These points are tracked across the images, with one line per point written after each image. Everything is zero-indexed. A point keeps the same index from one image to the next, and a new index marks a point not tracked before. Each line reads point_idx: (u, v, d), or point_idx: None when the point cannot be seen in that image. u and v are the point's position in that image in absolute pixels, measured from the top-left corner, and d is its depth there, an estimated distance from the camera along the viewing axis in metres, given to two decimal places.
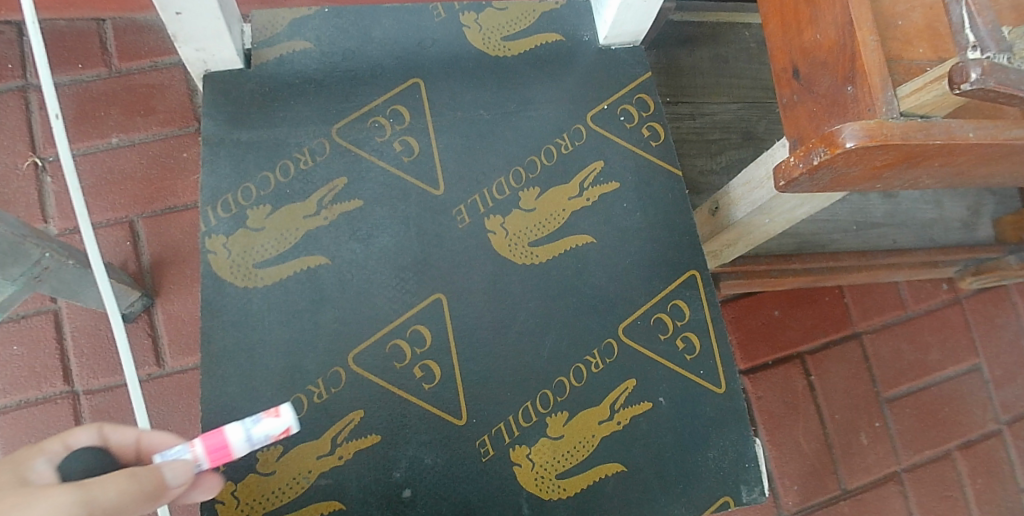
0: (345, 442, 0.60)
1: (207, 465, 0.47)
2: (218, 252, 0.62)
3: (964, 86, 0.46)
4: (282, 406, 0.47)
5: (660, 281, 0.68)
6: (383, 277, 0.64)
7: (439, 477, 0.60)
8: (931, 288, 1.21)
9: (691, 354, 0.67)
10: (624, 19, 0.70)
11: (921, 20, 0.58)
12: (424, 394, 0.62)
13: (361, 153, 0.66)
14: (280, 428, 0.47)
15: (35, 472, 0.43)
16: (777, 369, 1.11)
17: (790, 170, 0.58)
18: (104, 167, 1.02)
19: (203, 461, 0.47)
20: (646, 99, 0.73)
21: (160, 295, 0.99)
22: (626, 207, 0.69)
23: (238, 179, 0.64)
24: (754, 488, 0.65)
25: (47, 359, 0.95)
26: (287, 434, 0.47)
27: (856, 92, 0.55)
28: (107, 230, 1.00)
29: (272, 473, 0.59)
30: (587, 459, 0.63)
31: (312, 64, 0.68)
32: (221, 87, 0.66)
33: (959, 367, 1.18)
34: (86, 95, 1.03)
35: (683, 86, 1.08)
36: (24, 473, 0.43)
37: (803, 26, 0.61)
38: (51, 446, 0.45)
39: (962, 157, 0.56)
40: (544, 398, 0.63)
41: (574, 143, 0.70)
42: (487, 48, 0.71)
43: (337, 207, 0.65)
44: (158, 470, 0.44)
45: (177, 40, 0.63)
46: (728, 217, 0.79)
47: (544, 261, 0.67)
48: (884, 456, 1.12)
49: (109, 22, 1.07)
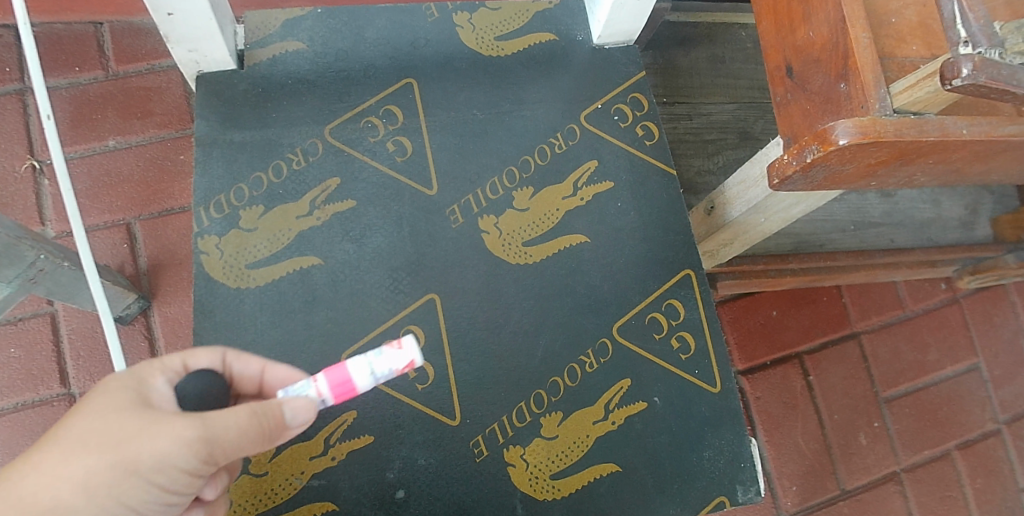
0: (338, 443, 0.60)
1: (332, 401, 0.47)
2: (210, 252, 0.62)
3: (956, 81, 0.46)
4: (404, 339, 0.45)
5: (654, 281, 0.68)
6: (377, 277, 0.64)
7: (433, 478, 0.60)
8: (929, 287, 1.20)
9: (686, 354, 0.66)
10: (617, 19, 0.70)
11: (914, 17, 0.58)
12: (417, 394, 0.62)
13: (354, 153, 0.66)
14: (401, 361, 0.45)
15: (158, 390, 0.46)
16: (775, 369, 1.11)
17: (784, 168, 0.58)
18: (101, 169, 1.02)
19: (328, 397, 0.47)
20: (640, 98, 0.73)
21: (157, 297, 0.99)
22: (620, 206, 0.69)
23: (231, 180, 0.64)
24: (750, 488, 0.65)
25: (44, 362, 0.95)
26: (411, 368, 0.46)
27: (849, 89, 0.55)
28: (104, 232, 1.00)
29: (265, 474, 0.59)
30: (582, 459, 0.63)
31: (305, 65, 0.68)
32: (214, 88, 0.66)
33: (958, 367, 1.18)
34: (84, 98, 1.03)
35: (679, 86, 1.07)
36: (147, 390, 0.46)
37: (796, 24, 0.61)
38: (171, 363, 0.48)
39: (956, 154, 0.56)
40: (538, 398, 0.63)
41: (568, 143, 0.70)
42: (481, 48, 0.71)
43: (330, 207, 0.65)
44: (279, 406, 0.46)
45: (169, 41, 0.63)
46: (723, 217, 0.79)
47: (538, 261, 0.66)
48: (884, 456, 1.11)
49: (106, 25, 1.07)
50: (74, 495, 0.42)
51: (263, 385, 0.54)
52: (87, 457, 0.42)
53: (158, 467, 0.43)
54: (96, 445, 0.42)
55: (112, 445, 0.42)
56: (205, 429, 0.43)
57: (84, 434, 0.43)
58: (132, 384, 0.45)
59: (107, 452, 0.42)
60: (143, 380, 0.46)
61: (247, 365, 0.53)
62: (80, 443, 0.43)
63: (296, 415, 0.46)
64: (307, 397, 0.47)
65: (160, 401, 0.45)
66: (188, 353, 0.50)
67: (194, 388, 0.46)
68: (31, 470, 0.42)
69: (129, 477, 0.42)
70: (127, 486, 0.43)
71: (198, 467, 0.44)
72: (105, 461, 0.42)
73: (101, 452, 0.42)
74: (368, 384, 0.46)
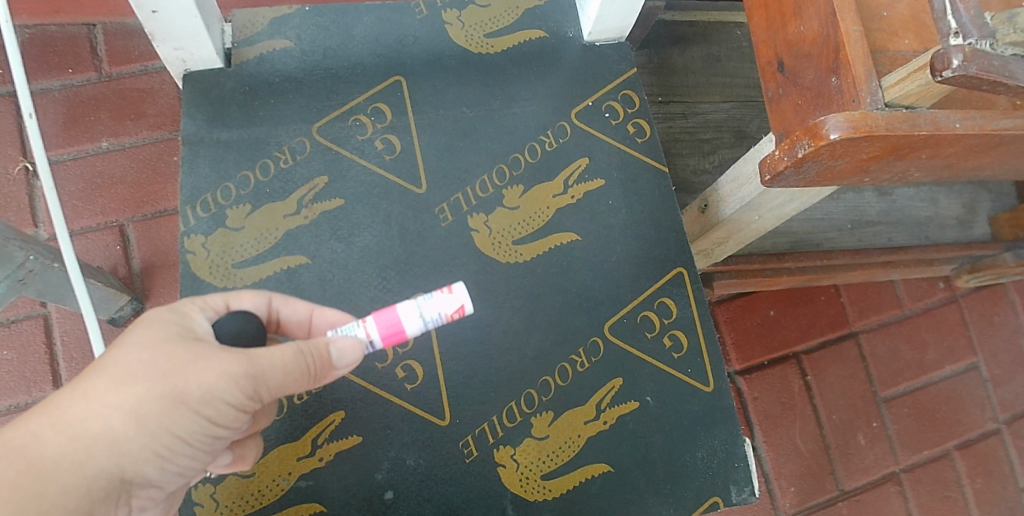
0: (326, 443, 0.59)
1: (381, 343, 0.50)
2: (197, 252, 0.62)
3: (946, 73, 0.45)
4: (454, 285, 0.50)
5: (646, 279, 0.67)
6: (365, 276, 0.63)
7: (422, 479, 0.59)
8: (928, 286, 1.20)
9: (679, 352, 0.66)
10: (607, 15, 0.70)
11: (907, 10, 0.58)
12: (406, 394, 0.61)
13: (342, 151, 0.66)
14: (453, 307, 0.50)
15: (201, 326, 0.48)
16: (773, 369, 1.10)
17: (775, 163, 0.57)
18: (93, 171, 1.01)
19: (378, 338, 0.50)
20: (631, 95, 0.72)
21: (150, 299, 0.98)
22: (611, 204, 0.68)
23: (217, 179, 0.63)
24: (744, 488, 0.64)
25: (36, 364, 0.94)
26: (459, 313, 0.50)
27: (840, 83, 0.54)
28: (96, 234, 0.99)
29: (252, 475, 0.58)
30: (573, 459, 0.62)
31: (293, 63, 0.68)
32: (201, 87, 0.66)
33: (957, 366, 1.17)
34: (76, 100, 1.03)
35: (674, 85, 1.07)
36: (190, 325, 0.47)
37: (787, 19, 0.60)
38: (212, 302, 0.50)
39: (950, 149, 0.55)
40: (528, 398, 0.62)
41: (558, 140, 0.69)
42: (470, 46, 0.71)
43: (318, 206, 0.64)
44: (325, 346, 0.48)
45: (154, 40, 0.62)
46: (717, 215, 0.78)
47: (528, 260, 0.66)
48: (883, 457, 1.10)
49: (99, 26, 1.06)
50: (124, 423, 0.43)
51: (311, 329, 0.57)
52: (138, 386, 0.43)
53: (206, 399, 0.44)
54: (146, 376, 0.43)
55: (161, 375, 0.43)
56: (251, 365, 0.45)
57: (132, 365, 0.44)
58: (174, 319, 0.47)
59: (157, 381, 0.43)
60: (186, 316, 0.47)
61: (294, 310, 0.56)
62: (129, 373, 0.44)
63: (342, 355, 0.48)
64: (357, 336, 0.50)
65: (203, 337, 0.47)
66: (230, 295, 0.52)
67: (234, 326, 0.48)
68: (80, 398, 0.43)
69: (178, 407, 0.44)
70: (176, 416, 0.44)
71: (244, 402, 0.46)
72: (155, 391, 0.43)
73: (150, 381, 0.43)
74: (419, 327, 0.49)
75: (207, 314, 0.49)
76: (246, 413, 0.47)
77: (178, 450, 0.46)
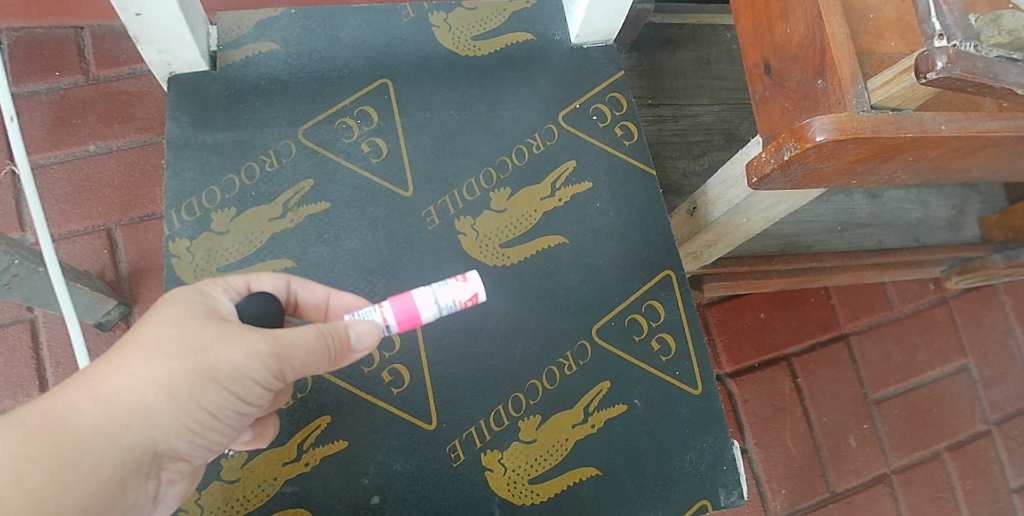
0: (312, 448, 0.59)
1: (394, 327, 0.51)
2: (181, 255, 0.61)
3: (931, 75, 0.45)
4: (469, 273, 0.52)
5: (634, 282, 0.67)
6: (351, 280, 0.63)
7: (409, 483, 0.59)
8: (917, 288, 1.20)
9: (667, 355, 0.66)
10: (594, 18, 0.70)
11: (892, 13, 0.58)
12: (393, 398, 0.61)
13: (328, 154, 0.65)
14: (467, 294, 0.51)
15: (224, 306, 0.49)
16: (764, 371, 1.10)
17: (762, 166, 0.57)
18: (80, 175, 1.00)
19: (392, 323, 0.51)
20: (618, 98, 0.72)
21: (138, 303, 0.98)
22: (599, 207, 0.68)
23: (202, 182, 0.63)
24: (732, 491, 0.64)
25: (23, 370, 0.93)
26: (472, 301, 0.52)
27: (826, 85, 0.54)
28: (83, 238, 0.99)
29: (237, 481, 0.58)
30: (561, 463, 0.62)
31: (279, 66, 0.67)
32: (186, 90, 0.65)
33: (947, 367, 1.17)
34: (64, 103, 1.02)
35: (664, 88, 1.07)
36: (215, 305, 0.48)
37: (773, 22, 0.60)
38: (234, 283, 0.51)
39: (935, 151, 0.55)
40: (516, 401, 0.62)
41: (545, 143, 0.69)
42: (457, 48, 0.71)
43: (303, 209, 0.64)
44: (347, 329, 0.49)
45: (139, 42, 0.62)
46: (705, 217, 0.78)
47: (516, 263, 0.66)
48: (874, 458, 1.11)
49: (87, 29, 1.05)
50: (156, 396, 0.44)
51: (328, 311, 0.57)
52: (171, 360, 0.44)
53: (235, 376, 0.46)
54: (177, 352, 0.44)
55: (191, 351, 0.45)
56: (277, 345, 0.46)
57: (162, 340, 0.45)
58: (200, 298, 0.48)
59: (187, 357, 0.44)
60: (210, 295, 0.48)
61: (312, 293, 0.56)
62: (159, 348, 0.45)
63: (360, 338, 0.50)
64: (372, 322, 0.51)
65: (228, 316, 0.48)
66: (250, 275, 0.53)
67: (258, 307, 0.49)
68: (113, 370, 0.44)
69: (208, 383, 0.45)
70: (206, 392, 0.45)
71: (269, 381, 0.47)
72: (187, 367, 0.44)
73: (181, 357, 0.44)
74: (434, 313, 0.51)
75: (230, 294, 0.50)
76: (270, 390, 0.48)
77: (207, 424, 0.47)
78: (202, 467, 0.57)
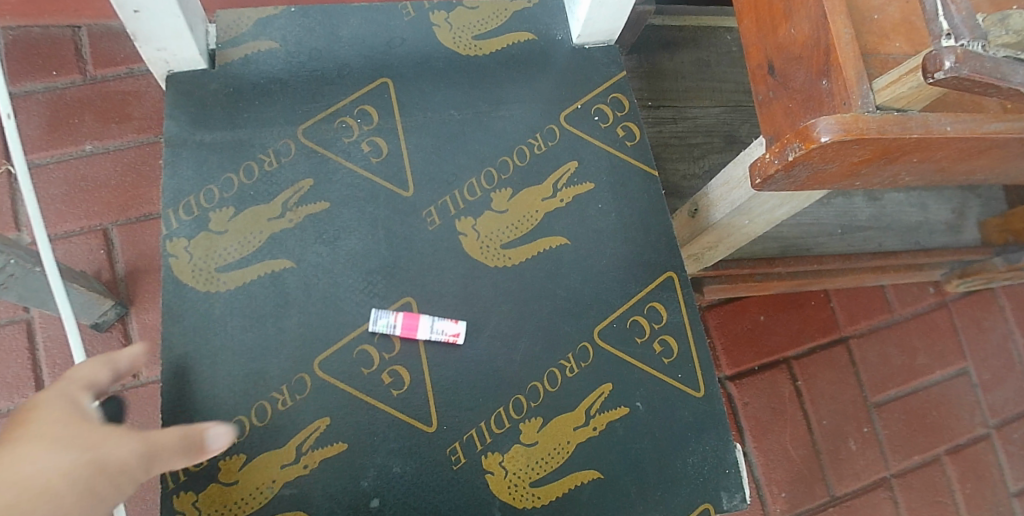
0: (310, 451, 0.58)
1: (395, 332, 0.61)
2: (179, 255, 0.61)
3: (938, 74, 0.45)
4: (463, 318, 0.63)
5: (636, 283, 0.66)
6: (351, 281, 0.62)
7: (409, 486, 0.58)
8: (917, 291, 1.20)
9: (669, 358, 0.65)
10: (596, 18, 0.69)
11: (897, 14, 0.57)
12: (392, 400, 0.60)
13: (328, 153, 0.65)
14: (453, 322, 0.62)
15: (87, 407, 0.50)
16: (763, 374, 1.10)
17: (766, 167, 0.57)
18: (77, 175, 1.00)
19: (396, 327, 0.61)
20: (621, 98, 0.71)
21: (134, 303, 0.97)
22: (601, 208, 0.68)
23: (200, 181, 0.62)
24: (735, 495, 0.63)
25: (18, 370, 0.93)
26: (454, 340, 0.62)
27: (831, 86, 0.54)
28: (80, 238, 0.98)
29: (234, 483, 0.57)
30: (563, 466, 0.61)
31: (278, 64, 0.67)
32: (184, 88, 0.65)
33: (947, 371, 1.17)
34: (60, 102, 1.01)
35: (665, 90, 1.07)
36: (78, 406, 0.49)
37: (777, 22, 0.60)
38: (92, 384, 0.52)
39: (941, 152, 0.55)
40: (517, 403, 0.61)
41: (547, 144, 0.69)
42: (458, 47, 0.70)
43: (303, 209, 0.63)
44: (205, 430, 0.52)
45: (137, 40, 0.61)
46: (707, 219, 0.78)
47: (517, 264, 0.65)
48: (873, 462, 1.10)
49: (84, 29, 1.04)
50: (53, 483, 0.43)
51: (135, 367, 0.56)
52: (63, 455, 0.45)
53: (118, 474, 0.47)
54: (64, 449, 0.45)
55: (76, 447, 0.46)
56: (152, 445, 0.49)
57: (51, 436, 0.46)
58: (67, 402, 0.49)
59: (78, 451, 0.45)
60: (74, 398, 0.50)
61: (125, 361, 0.55)
62: (47, 443, 0.45)
63: (217, 439, 0.52)
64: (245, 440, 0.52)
65: (96, 421, 0.49)
66: (92, 365, 0.53)
67: None
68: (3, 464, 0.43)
69: (95, 478, 0.45)
70: (92, 490, 0.45)
71: (140, 484, 0.48)
72: (80, 461, 0.45)
73: (70, 453, 0.45)
74: (427, 337, 0.61)
75: (88, 397, 0.51)
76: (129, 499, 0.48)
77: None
78: (200, 469, 0.57)
